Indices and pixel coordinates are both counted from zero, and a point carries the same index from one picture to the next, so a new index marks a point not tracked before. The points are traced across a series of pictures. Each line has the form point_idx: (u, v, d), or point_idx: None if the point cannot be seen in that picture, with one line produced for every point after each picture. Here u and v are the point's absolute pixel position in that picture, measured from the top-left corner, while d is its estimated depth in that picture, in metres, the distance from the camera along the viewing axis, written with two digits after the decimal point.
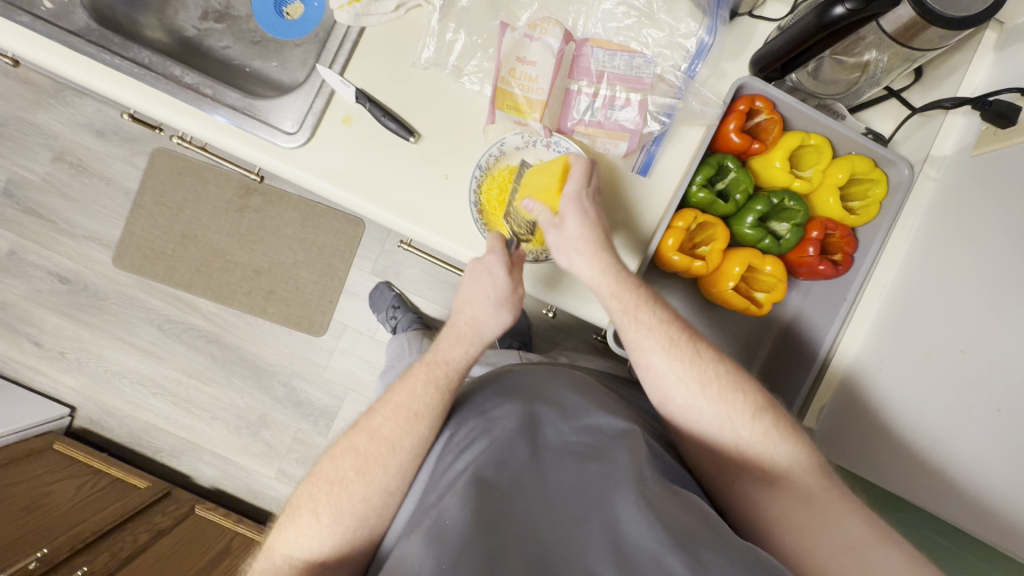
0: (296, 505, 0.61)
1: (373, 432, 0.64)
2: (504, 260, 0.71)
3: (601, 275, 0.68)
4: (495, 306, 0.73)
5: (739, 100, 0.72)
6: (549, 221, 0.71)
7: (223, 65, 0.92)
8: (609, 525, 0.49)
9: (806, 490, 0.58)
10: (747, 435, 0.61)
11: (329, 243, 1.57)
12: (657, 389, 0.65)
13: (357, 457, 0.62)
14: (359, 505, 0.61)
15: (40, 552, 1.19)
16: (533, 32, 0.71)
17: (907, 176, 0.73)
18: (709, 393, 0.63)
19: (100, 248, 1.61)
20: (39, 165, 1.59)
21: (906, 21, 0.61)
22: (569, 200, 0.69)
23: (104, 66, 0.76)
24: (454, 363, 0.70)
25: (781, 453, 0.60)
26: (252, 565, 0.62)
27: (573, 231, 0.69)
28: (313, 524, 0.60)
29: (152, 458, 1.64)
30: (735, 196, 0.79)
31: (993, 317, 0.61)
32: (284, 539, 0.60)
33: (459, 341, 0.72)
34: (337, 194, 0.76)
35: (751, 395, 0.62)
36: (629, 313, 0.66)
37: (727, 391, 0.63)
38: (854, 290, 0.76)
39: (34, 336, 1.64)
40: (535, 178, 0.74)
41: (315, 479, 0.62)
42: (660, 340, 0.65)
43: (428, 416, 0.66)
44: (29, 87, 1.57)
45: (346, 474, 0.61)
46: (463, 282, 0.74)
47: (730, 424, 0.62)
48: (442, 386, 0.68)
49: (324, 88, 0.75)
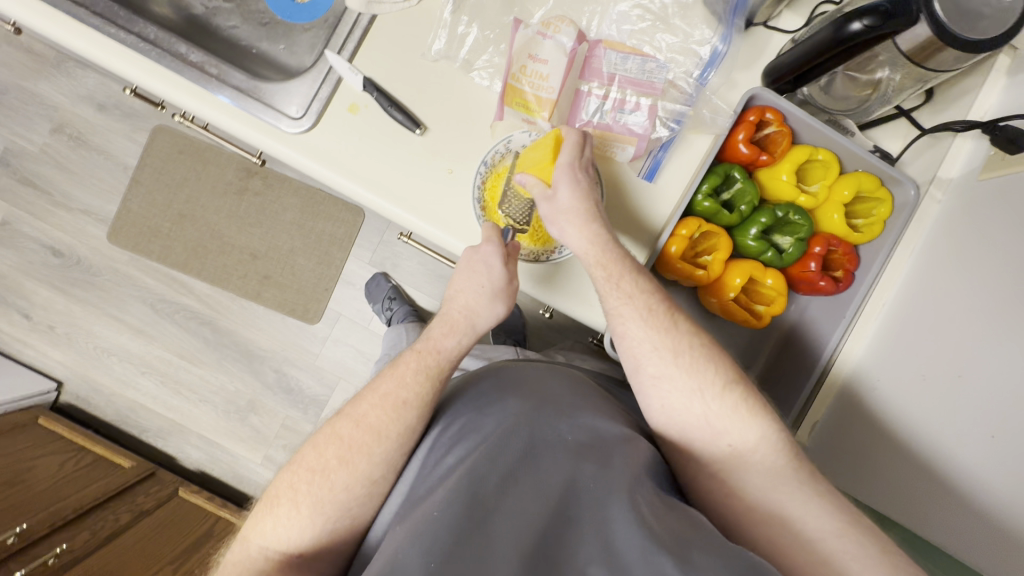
0: (276, 494, 0.61)
1: (359, 420, 0.63)
2: (499, 251, 0.71)
3: (588, 243, 0.68)
4: (490, 298, 0.72)
5: (750, 111, 0.72)
6: (542, 194, 0.70)
7: (229, 45, 0.91)
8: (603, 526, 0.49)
9: (775, 471, 0.57)
10: (717, 409, 0.60)
11: (328, 230, 1.56)
12: (631, 359, 0.65)
13: (340, 445, 0.62)
14: (341, 495, 0.60)
15: (19, 528, 1.18)
16: (546, 30, 0.71)
17: (913, 196, 0.73)
18: (682, 365, 0.62)
19: (95, 223, 1.59)
20: (37, 135, 1.57)
21: (922, 41, 0.60)
22: (562, 171, 0.68)
23: (108, 39, 0.74)
24: (446, 353, 0.69)
25: (750, 435, 0.59)
26: (227, 555, 0.62)
27: (564, 202, 0.69)
28: (292, 514, 0.59)
29: (137, 438, 1.63)
30: (739, 207, 0.79)
31: (992, 342, 0.61)
32: (261, 529, 0.60)
33: (451, 331, 0.71)
34: (338, 182, 0.75)
35: (735, 380, 0.62)
36: (613, 281, 0.66)
37: (702, 366, 0.62)
38: (853, 308, 0.76)
39: (24, 308, 1.62)
40: (530, 155, 0.72)
41: (296, 467, 0.62)
42: (640, 312, 0.65)
43: (414, 405, 0.65)
44: (31, 56, 1.54)
45: (328, 463, 0.61)
46: (456, 272, 0.73)
47: (702, 399, 0.61)
48: (431, 375, 0.67)
49: (331, 75, 0.74)
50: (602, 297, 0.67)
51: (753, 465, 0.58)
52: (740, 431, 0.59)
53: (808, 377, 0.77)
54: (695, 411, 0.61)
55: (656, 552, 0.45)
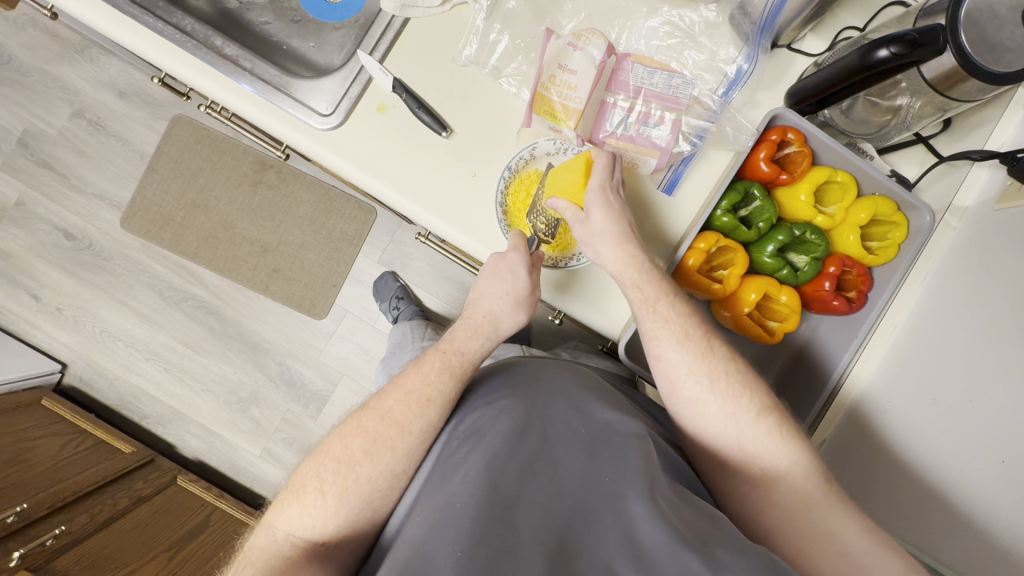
0: (302, 482, 0.62)
1: (384, 414, 0.64)
2: (525, 260, 0.72)
3: (624, 265, 0.68)
4: (513, 305, 0.73)
5: (772, 130, 0.73)
6: (574, 216, 0.72)
7: (260, 40, 0.92)
8: (623, 522, 0.50)
9: (805, 495, 0.59)
10: (751, 433, 0.62)
11: (340, 227, 1.57)
12: (666, 380, 0.66)
13: (366, 438, 0.63)
14: (365, 486, 0.61)
15: (20, 507, 1.18)
16: (577, 41, 0.72)
17: (927, 223, 0.74)
18: (717, 390, 0.64)
19: (110, 208, 1.60)
20: (57, 118, 1.59)
21: (947, 70, 0.62)
22: (593, 194, 0.69)
23: (145, 29, 0.76)
24: (469, 355, 0.70)
25: (783, 459, 0.61)
26: (250, 538, 0.63)
27: (598, 225, 0.69)
28: (318, 503, 0.60)
29: (137, 424, 1.63)
30: (758, 224, 0.80)
31: (1004, 368, 0.61)
32: (288, 516, 0.61)
33: (474, 334, 0.72)
34: (365, 180, 0.76)
35: (769, 405, 0.63)
36: (648, 304, 0.67)
37: (737, 392, 0.64)
38: (866, 328, 0.78)
39: (33, 288, 1.63)
40: (562, 176, 0.74)
41: (322, 458, 0.63)
42: (676, 335, 0.66)
43: (438, 402, 0.66)
44: (55, 40, 1.56)
45: (354, 454, 0.62)
46: (482, 276, 0.74)
47: (736, 422, 0.63)
48: (454, 375, 0.68)
49: (362, 74, 0.76)
50: (636, 318, 0.68)
51: (783, 480, 0.60)
52: (774, 455, 0.61)
53: (822, 390, 0.79)
54: (729, 433, 0.63)
55: (681, 549, 0.45)
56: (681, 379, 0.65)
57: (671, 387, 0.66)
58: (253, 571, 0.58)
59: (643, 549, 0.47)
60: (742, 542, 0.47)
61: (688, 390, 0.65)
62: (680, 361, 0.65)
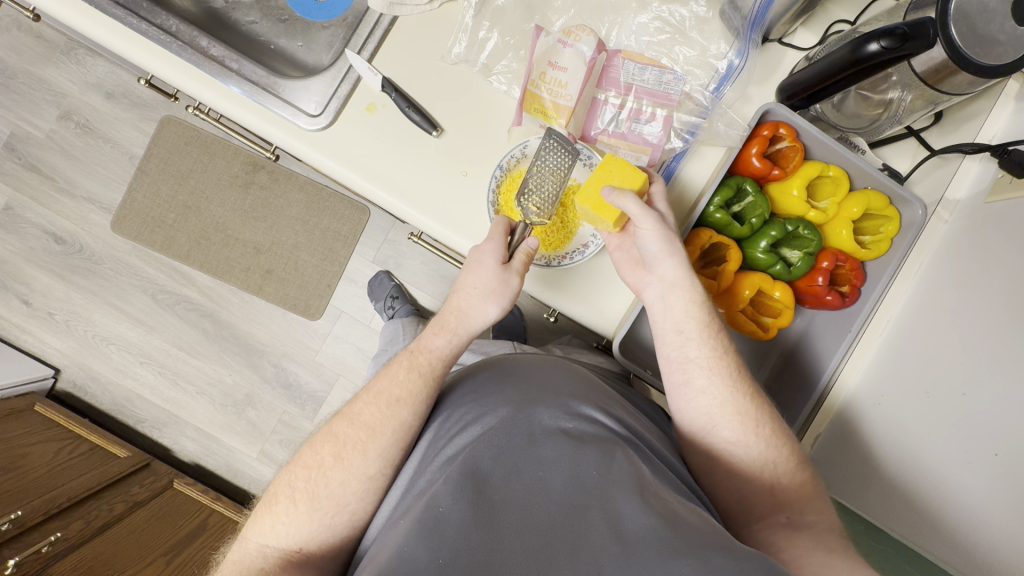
0: (275, 493, 0.63)
1: (354, 418, 0.65)
2: (496, 248, 0.71)
3: (682, 274, 0.68)
4: (481, 297, 0.71)
5: (764, 125, 0.73)
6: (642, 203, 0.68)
7: (247, 39, 0.91)
8: (610, 518, 0.50)
9: (826, 528, 0.59)
10: (786, 481, 0.63)
11: (332, 227, 1.56)
12: (705, 415, 0.65)
13: (334, 443, 0.64)
14: (337, 490, 0.61)
15: (15, 514, 1.17)
16: (567, 38, 0.72)
17: (920, 216, 0.74)
18: (761, 435, 0.64)
19: (99, 211, 1.59)
20: (44, 121, 1.57)
21: (938, 64, 0.62)
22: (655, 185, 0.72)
23: (129, 30, 0.75)
24: (437, 352, 0.69)
25: (819, 504, 0.62)
26: (228, 553, 0.64)
27: (666, 215, 0.70)
28: (290, 511, 0.61)
29: (132, 427, 1.62)
30: (751, 219, 0.80)
31: (997, 361, 0.61)
32: (261, 526, 0.62)
33: (443, 330, 0.71)
34: (354, 180, 0.75)
35: (803, 457, 0.65)
36: (707, 332, 0.68)
37: (779, 440, 0.65)
38: (859, 322, 0.77)
39: (24, 294, 1.61)
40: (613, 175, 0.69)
41: (293, 467, 0.64)
42: (727, 370, 0.67)
43: (406, 402, 0.65)
44: (40, 42, 1.54)
45: (323, 460, 0.63)
46: (456, 272, 0.74)
47: (773, 468, 0.63)
48: (423, 374, 0.67)
49: (350, 73, 0.75)
50: (685, 345, 0.68)
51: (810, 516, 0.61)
52: (812, 505, 0.62)
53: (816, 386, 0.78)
54: (762, 478, 0.63)
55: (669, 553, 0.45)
56: (722, 416, 0.65)
57: (710, 424, 0.65)
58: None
59: (631, 547, 0.47)
60: (728, 542, 0.47)
61: (728, 432, 0.64)
62: (726, 403, 0.65)
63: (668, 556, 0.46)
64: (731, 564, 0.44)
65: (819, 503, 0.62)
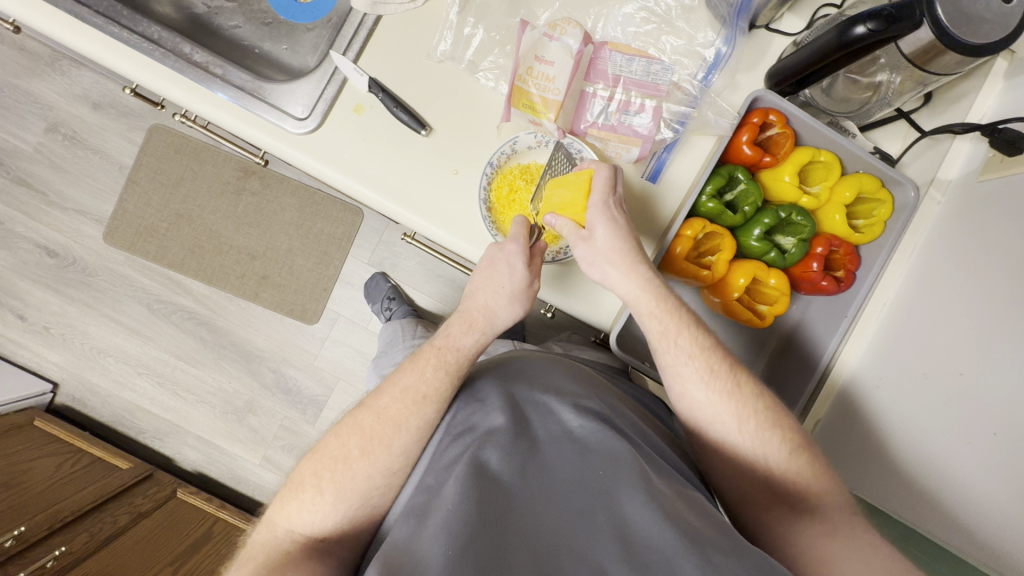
0: (300, 480, 0.62)
1: (380, 412, 0.64)
2: (523, 252, 0.70)
3: (638, 289, 0.67)
4: (509, 298, 0.71)
5: (754, 112, 0.73)
6: (576, 235, 0.69)
7: (231, 44, 0.90)
8: (614, 521, 0.50)
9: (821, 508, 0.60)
10: (747, 431, 0.63)
11: (327, 230, 1.56)
12: (664, 374, 0.67)
13: (362, 436, 0.62)
14: (363, 483, 0.61)
15: (17, 531, 1.17)
16: (553, 31, 0.71)
17: (912, 198, 0.74)
18: (715, 388, 0.64)
19: (91, 223, 1.58)
20: (31, 134, 1.55)
21: (925, 45, 0.61)
22: (596, 212, 0.67)
23: (111, 39, 0.74)
24: (464, 350, 0.69)
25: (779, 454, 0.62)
26: (253, 536, 0.63)
27: (603, 243, 0.67)
28: (316, 500, 0.60)
29: (134, 439, 1.62)
30: (744, 208, 0.79)
31: (994, 342, 0.62)
32: (288, 513, 0.61)
33: (470, 328, 0.71)
34: (344, 182, 0.75)
35: (766, 408, 0.64)
36: (649, 297, 0.67)
37: (736, 391, 0.64)
38: (854, 308, 0.77)
39: (19, 309, 1.61)
40: (557, 193, 0.72)
41: (319, 454, 0.63)
42: (675, 330, 0.66)
43: (434, 399, 0.65)
44: (24, 54, 1.53)
45: (350, 452, 0.62)
46: (479, 269, 0.73)
47: (732, 420, 0.63)
48: (450, 371, 0.67)
49: (336, 75, 0.74)
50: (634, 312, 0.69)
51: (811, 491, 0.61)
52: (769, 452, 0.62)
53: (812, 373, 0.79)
54: (724, 430, 0.63)
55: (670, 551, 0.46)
56: (708, 412, 0.64)
57: (697, 419, 0.65)
58: (253, 566, 0.59)
59: (636, 551, 0.47)
60: (734, 546, 0.47)
61: (686, 386, 0.65)
62: (679, 360, 0.66)
63: (671, 555, 0.46)
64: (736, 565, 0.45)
65: (831, 491, 0.61)
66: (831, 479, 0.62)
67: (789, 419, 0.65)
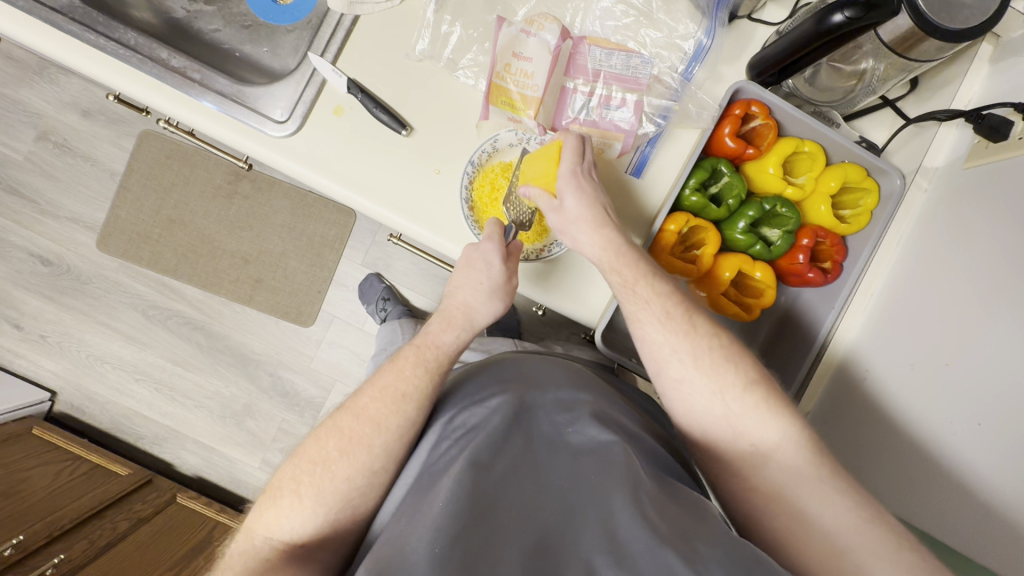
0: (278, 486, 0.62)
1: (359, 413, 0.64)
2: (500, 249, 0.71)
3: (601, 250, 0.68)
4: (489, 295, 0.72)
5: (736, 104, 0.72)
6: (548, 204, 0.71)
7: (212, 48, 0.90)
8: (601, 518, 0.50)
9: (796, 470, 0.58)
10: (738, 408, 0.61)
11: (319, 232, 1.55)
12: (652, 361, 0.66)
13: (340, 438, 0.63)
14: (341, 486, 0.61)
15: (16, 539, 1.18)
16: (530, 27, 0.71)
17: (898, 186, 0.74)
18: (702, 367, 0.63)
19: (84, 231, 1.58)
20: (22, 144, 1.55)
21: (904, 32, 0.61)
22: (565, 180, 0.68)
23: (87, 46, 0.73)
24: (445, 347, 0.70)
25: (771, 433, 0.60)
26: (233, 544, 0.63)
27: (573, 210, 0.68)
28: (294, 505, 0.60)
29: (133, 445, 1.63)
30: (728, 200, 0.78)
31: (980, 331, 0.61)
32: (266, 520, 0.61)
33: (450, 326, 0.71)
34: (324, 184, 0.74)
35: (756, 378, 0.62)
36: (628, 286, 0.66)
37: (722, 367, 0.63)
38: (842, 299, 0.77)
39: (15, 318, 1.61)
40: (531, 167, 0.74)
41: (298, 459, 0.63)
42: (657, 315, 0.66)
43: (414, 398, 0.65)
44: (12, 63, 1.52)
45: (329, 454, 0.62)
46: (456, 269, 0.73)
47: (723, 399, 0.62)
48: (431, 369, 0.68)
49: (315, 77, 0.74)
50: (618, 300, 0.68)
51: (774, 459, 0.59)
52: (763, 428, 0.60)
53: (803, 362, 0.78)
54: (717, 410, 0.62)
55: (656, 544, 0.46)
56: (685, 379, 0.64)
57: (675, 387, 0.64)
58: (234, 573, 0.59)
59: (620, 548, 0.47)
60: (721, 536, 0.47)
61: (675, 371, 0.64)
62: (665, 342, 0.65)
63: (655, 543, 0.46)
64: (720, 556, 0.44)
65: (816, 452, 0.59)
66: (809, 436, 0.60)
67: (761, 372, 0.64)
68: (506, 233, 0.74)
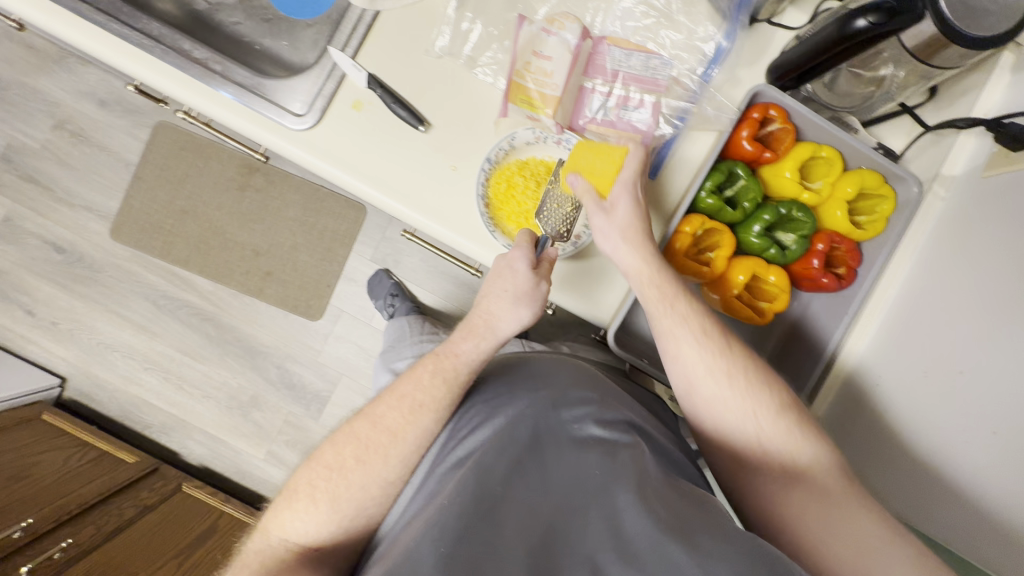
0: (295, 489, 0.63)
1: (376, 420, 0.65)
2: (527, 255, 0.71)
3: (639, 263, 0.68)
4: (513, 302, 0.71)
5: (754, 107, 0.73)
6: (596, 205, 0.70)
7: (233, 41, 0.91)
8: (608, 512, 0.50)
9: (832, 491, 0.59)
10: (770, 430, 0.63)
11: (330, 227, 1.56)
12: (682, 381, 0.67)
13: (357, 445, 0.63)
14: (358, 493, 0.62)
15: (26, 522, 1.19)
16: (551, 26, 0.72)
17: (915, 193, 0.74)
18: (736, 387, 0.64)
19: (98, 219, 1.59)
20: (38, 132, 1.57)
21: (927, 37, 0.60)
22: (622, 189, 0.69)
23: (112, 36, 0.74)
24: (464, 357, 0.69)
25: (804, 455, 0.62)
26: (247, 543, 0.64)
27: (623, 218, 0.69)
28: (310, 508, 0.61)
29: (140, 433, 1.64)
30: (744, 203, 0.79)
31: (992, 338, 0.61)
32: (282, 521, 0.62)
33: (471, 335, 0.71)
34: (343, 178, 0.75)
35: (788, 403, 0.64)
36: (667, 302, 0.67)
37: (757, 390, 0.64)
38: (856, 304, 0.77)
39: (28, 304, 1.63)
40: (594, 159, 0.71)
41: (314, 463, 0.64)
42: (694, 332, 0.66)
43: (431, 408, 0.66)
44: (31, 52, 1.54)
45: (345, 462, 0.63)
46: (487, 277, 0.74)
47: (756, 421, 0.63)
48: (448, 380, 0.67)
49: (335, 71, 0.74)
50: (651, 314, 0.68)
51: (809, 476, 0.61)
52: (797, 452, 0.62)
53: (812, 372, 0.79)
54: (749, 430, 0.63)
55: (662, 538, 0.46)
56: (718, 397, 0.65)
57: (706, 406, 0.65)
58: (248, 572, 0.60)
59: (627, 541, 0.47)
60: (724, 529, 0.47)
61: (707, 390, 0.65)
62: (703, 360, 0.65)
63: (659, 535, 0.46)
64: (725, 549, 0.45)
65: (841, 472, 0.61)
66: (839, 462, 0.62)
67: (791, 397, 0.65)
68: (540, 244, 0.73)
